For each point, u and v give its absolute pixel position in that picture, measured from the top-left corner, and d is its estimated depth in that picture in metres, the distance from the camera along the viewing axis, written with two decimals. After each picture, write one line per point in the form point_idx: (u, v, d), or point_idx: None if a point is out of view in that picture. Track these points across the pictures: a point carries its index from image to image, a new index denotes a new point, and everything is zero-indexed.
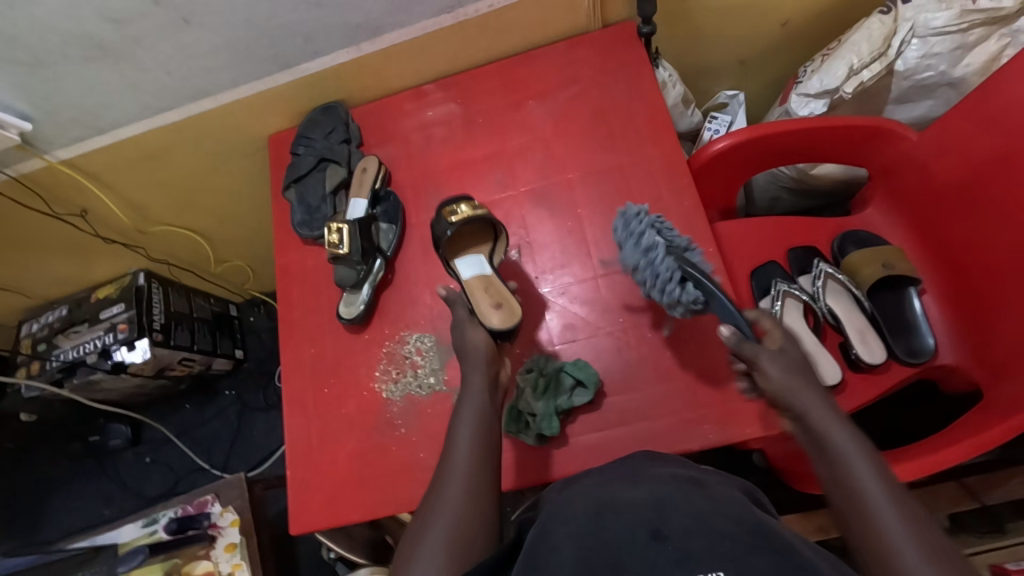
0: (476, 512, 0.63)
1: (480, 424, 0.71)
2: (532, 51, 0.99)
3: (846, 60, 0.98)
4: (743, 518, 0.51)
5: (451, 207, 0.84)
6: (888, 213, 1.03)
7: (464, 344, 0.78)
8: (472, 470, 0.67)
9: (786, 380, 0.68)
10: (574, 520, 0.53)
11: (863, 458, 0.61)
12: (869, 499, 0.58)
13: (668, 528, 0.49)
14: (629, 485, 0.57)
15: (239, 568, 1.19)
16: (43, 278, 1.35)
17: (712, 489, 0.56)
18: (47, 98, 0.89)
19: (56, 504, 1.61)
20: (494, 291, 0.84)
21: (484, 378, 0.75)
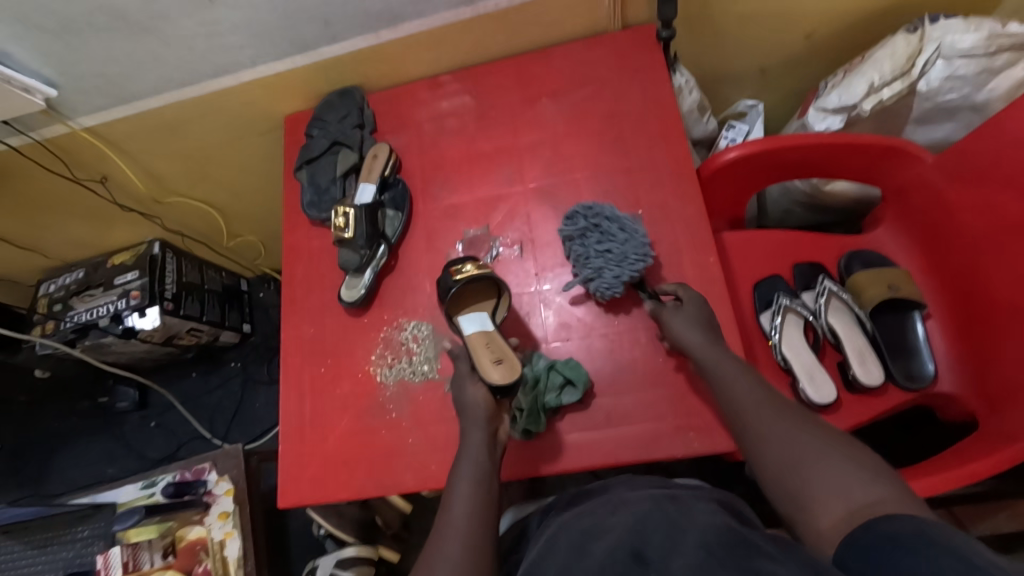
0: (472, 565, 0.61)
1: (478, 475, 0.70)
2: (550, 48, 0.99)
3: (867, 77, 0.97)
4: (717, 530, 0.54)
5: (457, 264, 0.85)
6: (898, 234, 1.02)
7: (466, 401, 0.76)
8: (471, 526, 0.65)
9: (691, 323, 0.76)
10: (562, 554, 0.59)
11: (741, 374, 0.71)
12: (776, 448, 0.63)
13: (649, 551, 0.54)
14: (610, 513, 0.63)
15: (231, 536, 1.23)
16: (62, 241, 1.39)
17: (692, 509, 0.60)
18: (72, 66, 0.91)
19: (62, 459, 1.66)
20: (496, 347, 0.80)
21: (482, 433, 0.73)
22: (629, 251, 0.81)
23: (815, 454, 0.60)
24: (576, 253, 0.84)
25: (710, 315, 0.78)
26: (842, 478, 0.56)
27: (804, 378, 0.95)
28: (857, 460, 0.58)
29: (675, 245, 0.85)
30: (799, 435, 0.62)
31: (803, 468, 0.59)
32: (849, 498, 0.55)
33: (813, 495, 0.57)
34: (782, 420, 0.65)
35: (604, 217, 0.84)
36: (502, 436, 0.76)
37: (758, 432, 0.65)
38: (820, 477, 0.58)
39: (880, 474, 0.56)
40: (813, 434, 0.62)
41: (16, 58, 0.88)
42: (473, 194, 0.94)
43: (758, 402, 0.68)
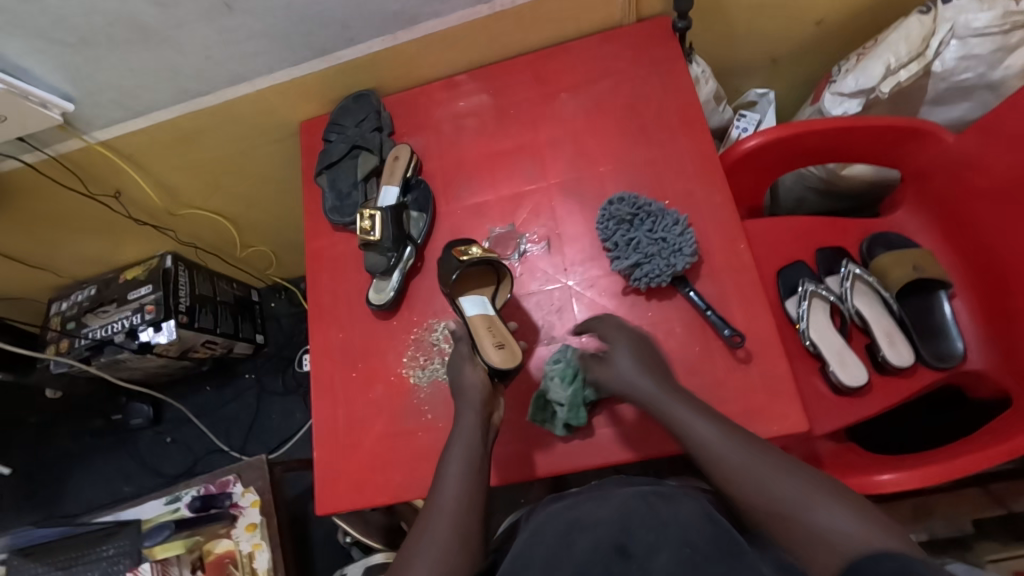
0: (461, 548, 0.66)
1: (470, 458, 0.73)
2: (565, 44, 0.99)
3: (884, 59, 0.96)
4: (703, 524, 0.58)
5: (462, 247, 0.85)
6: (919, 214, 1.02)
7: (461, 381, 0.78)
8: (460, 506, 0.70)
9: (636, 377, 0.75)
10: (547, 542, 0.61)
11: (701, 417, 0.71)
12: (747, 464, 0.65)
13: (633, 546, 0.56)
14: (597, 504, 0.64)
15: (259, 548, 1.21)
16: (73, 257, 1.37)
17: (677, 500, 0.62)
18: (88, 79, 0.90)
19: (77, 479, 1.65)
20: (497, 331, 0.82)
21: (476, 417, 0.75)
22: (683, 245, 0.81)
23: (797, 496, 0.61)
24: (618, 239, 0.84)
25: (637, 350, 0.78)
26: (823, 523, 0.58)
27: (835, 363, 0.94)
28: (841, 502, 0.59)
29: (704, 235, 0.85)
30: (780, 469, 0.64)
31: (779, 503, 0.61)
32: (826, 541, 0.57)
33: (790, 515, 0.60)
34: (763, 456, 0.66)
35: (646, 209, 0.84)
36: (497, 418, 0.79)
37: (735, 465, 0.66)
38: (803, 520, 0.59)
39: (862, 516, 0.58)
40: (794, 470, 0.64)
41: (32, 72, 0.88)
42: (497, 193, 0.94)
43: (724, 435, 0.68)
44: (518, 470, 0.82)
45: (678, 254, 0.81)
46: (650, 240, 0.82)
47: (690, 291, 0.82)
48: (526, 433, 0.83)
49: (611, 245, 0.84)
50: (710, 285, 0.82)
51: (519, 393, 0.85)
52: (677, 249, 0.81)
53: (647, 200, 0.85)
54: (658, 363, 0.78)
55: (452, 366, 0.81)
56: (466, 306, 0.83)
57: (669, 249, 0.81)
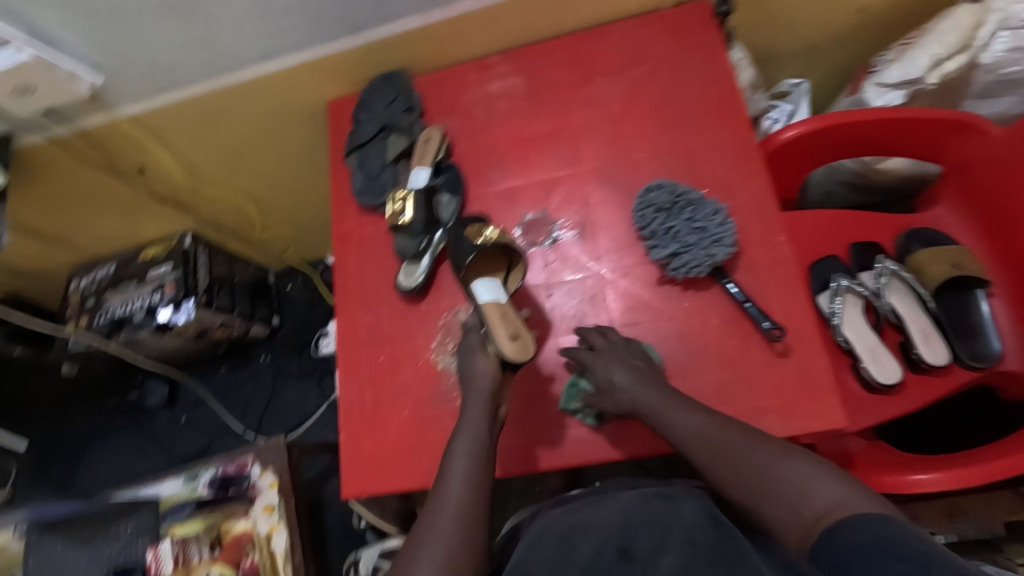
0: (465, 543, 0.67)
1: (476, 453, 0.72)
2: (601, 27, 0.96)
3: (929, 49, 0.93)
4: (705, 532, 0.59)
5: (476, 227, 0.84)
6: (958, 211, 1.00)
7: (467, 372, 0.78)
8: (466, 499, 0.70)
9: (632, 388, 0.74)
10: (550, 547, 0.63)
11: (692, 411, 0.71)
12: (731, 446, 0.67)
13: (635, 549, 0.58)
14: (598, 508, 0.67)
15: (277, 529, 1.20)
16: (93, 236, 1.36)
17: (680, 504, 0.64)
18: (118, 52, 0.89)
19: (92, 456, 1.65)
20: (511, 321, 0.78)
21: (484, 409, 0.74)
22: (723, 235, 0.79)
23: (777, 474, 0.63)
24: (655, 228, 0.82)
25: (629, 354, 0.77)
26: (802, 498, 0.60)
27: (868, 360, 0.93)
28: (818, 475, 0.61)
29: (743, 225, 0.83)
30: (761, 447, 0.66)
31: (761, 486, 0.63)
32: (807, 517, 0.59)
33: (774, 489, 0.62)
34: (747, 441, 0.67)
35: (685, 196, 0.82)
36: (503, 412, 0.78)
37: (721, 456, 0.67)
38: (786, 500, 0.61)
39: (837, 485, 0.60)
40: (773, 450, 0.65)
41: (62, 43, 0.86)
42: (529, 178, 0.92)
43: (707, 422, 0.69)
44: (547, 459, 0.81)
45: (717, 245, 0.79)
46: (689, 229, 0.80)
47: (729, 283, 0.80)
48: (556, 421, 0.82)
49: (648, 233, 0.83)
50: (749, 277, 0.81)
51: (523, 389, 0.84)
52: (718, 240, 0.79)
53: (685, 187, 0.84)
54: (650, 363, 0.77)
55: (462, 355, 0.80)
56: (479, 292, 0.79)
57: (709, 239, 0.79)
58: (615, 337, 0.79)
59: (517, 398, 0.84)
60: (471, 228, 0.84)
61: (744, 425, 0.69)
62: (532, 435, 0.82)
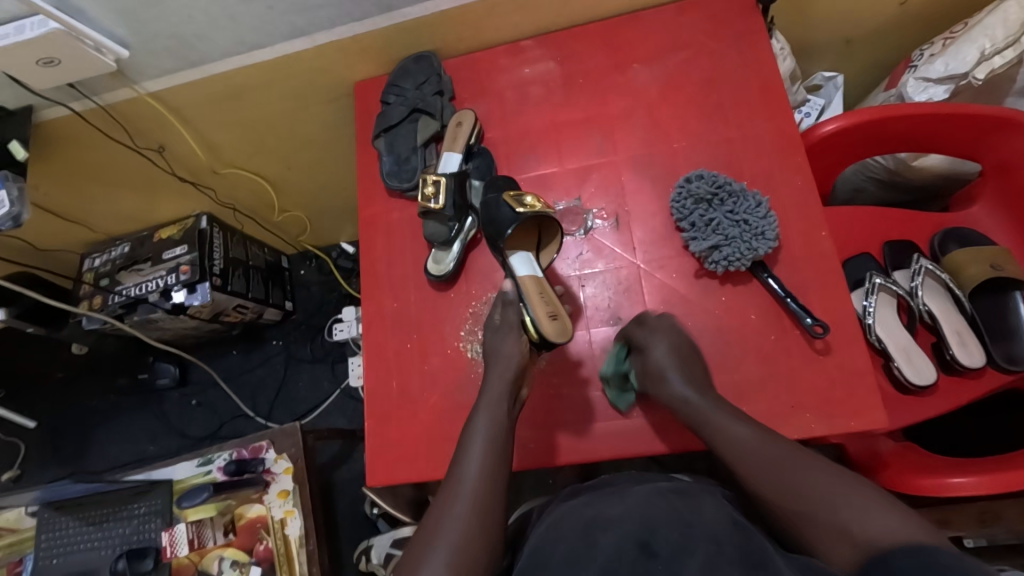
0: (480, 529, 0.62)
1: (493, 435, 0.70)
2: (639, 12, 0.94)
3: (978, 44, 0.91)
4: (729, 532, 0.55)
5: (517, 195, 0.79)
6: (997, 211, 0.99)
7: (491, 349, 0.77)
8: (482, 484, 0.66)
9: (680, 386, 0.72)
10: (567, 543, 0.57)
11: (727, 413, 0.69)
12: (776, 461, 0.63)
13: (658, 544, 0.53)
14: (616, 502, 0.62)
15: (291, 515, 1.18)
16: (109, 214, 1.34)
17: (698, 503, 0.60)
18: (145, 25, 0.87)
19: (102, 436, 1.64)
20: (549, 300, 0.77)
21: (503, 387, 0.73)
22: (766, 228, 0.77)
23: (801, 481, 0.60)
24: (693, 219, 0.81)
25: (684, 348, 0.76)
26: (825, 504, 0.57)
27: (902, 359, 0.91)
28: (845, 485, 0.59)
29: (783, 220, 0.81)
30: (809, 467, 0.61)
31: (786, 492, 0.61)
32: (834, 525, 0.56)
33: (821, 510, 0.57)
34: (773, 448, 0.64)
35: (723, 187, 0.81)
36: (523, 395, 0.76)
37: (747, 460, 0.65)
38: (811, 506, 0.58)
39: (867, 496, 0.57)
40: (799, 456, 0.63)
41: (88, 14, 0.84)
42: (562, 165, 0.90)
43: (753, 436, 0.66)
44: (577, 451, 0.80)
45: (759, 238, 0.77)
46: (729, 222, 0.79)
47: (768, 277, 0.78)
48: (587, 414, 0.81)
49: (687, 224, 0.81)
50: (788, 272, 0.79)
51: (550, 379, 0.83)
52: (760, 233, 0.77)
53: (723, 177, 0.82)
54: (697, 359, 0.76)
55: (492, 331, 0.78)
56: (519, 269, 0.79)
57: (751, 233, 0.77)
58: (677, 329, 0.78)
59: (540, 388, 0.82)
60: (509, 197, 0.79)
61: (772, 432, 0.67)
62: (562, 428, 0.81)
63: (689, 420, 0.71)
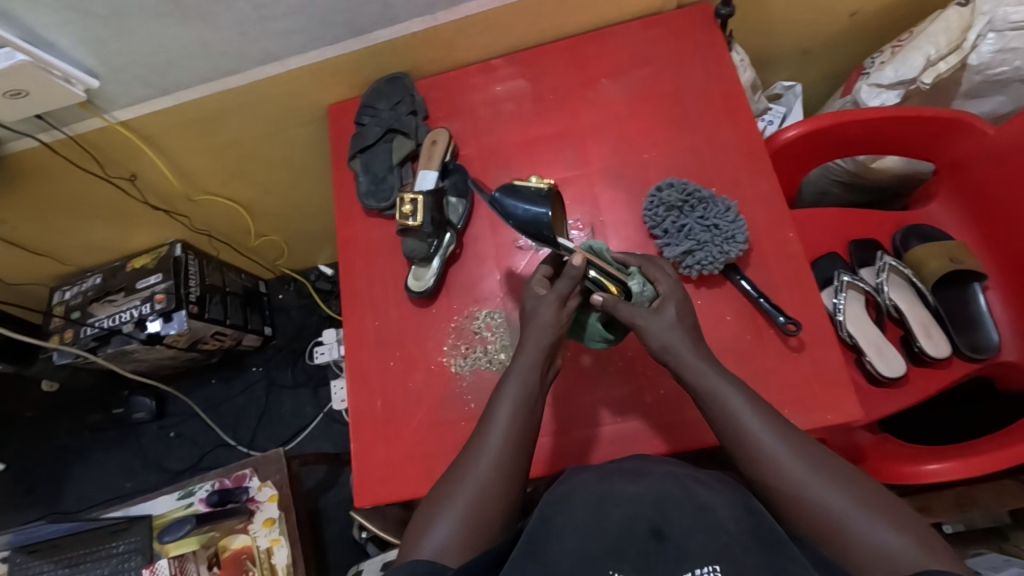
0: (500, 496, 0.60)
1: (524, 398, 0.66)
2: (604, 30, 0.97)
3: (924, 50, 0.96)
4: (742, 518, 0.54)
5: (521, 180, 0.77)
6: (952, 208, 1.03)
7: (529, 310, 0.72)
8: (508, 451, 0.63)
9: (690, 358, 0.66)
10: (576, 513, 0.55)
11: (738, 388, 0.64)
12: (796, 462, 0.57)
13: (669, 529, 0.52)
14: (629, 481, 0.59)
15: (278, 543, 1.16)
16: (79, 245, 1.32)
17: (710, 487, 0.59)
18: (116, 54, 0.87)
19: (76, 474, 1.59)
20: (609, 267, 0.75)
21: (538, 355, 0.68)
22: (736, 232, 0.80)
23: (809, 475, 0.56)
24: (667, 226, 0.83)
25: (688, 314, 0.71)
26: (830, 506, 0.55)
27: (872, 353, 0.94)
28: (851, 488, 0.56)
29: (753, 224, 0.84)
30: (833, 474, 0.56)
31: (796, 490, 0.56)
32: (833, 529, 0.54)
33: (834, 523, 0.54)
34: (796, 443, 0.59)
35: (693, 195, 0.83)
36: (558, 363, 0.72)
37: (754, 440, 0.60)
38: (812, 503, 0.55)
39: (875, 507, 0.54)
40: (810, 447, 0.59)
41: (57, 45, 0.84)
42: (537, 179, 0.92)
43: (778, 428, 0.60)
44: (565, 459, 0.80)
45: (730, 242, 0.80)
46: (702, 228, 0.81)
47: (741, 279, 0.81)
48: (572, 422, 0.82)
49: (660, 231, 0.84)
50: (760, 274, 0.82)
51: None
52: (731, 237, 0.80)
53: (693, 185, 0.84)
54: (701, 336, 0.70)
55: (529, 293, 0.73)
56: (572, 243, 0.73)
57: (723, 236, 0.80)
58: (683, 302, 0.71)
59: None
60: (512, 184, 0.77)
61: (783, 418, 0.62)
62: (550, 437, 0.81)
63: (701, 397, 0.65)
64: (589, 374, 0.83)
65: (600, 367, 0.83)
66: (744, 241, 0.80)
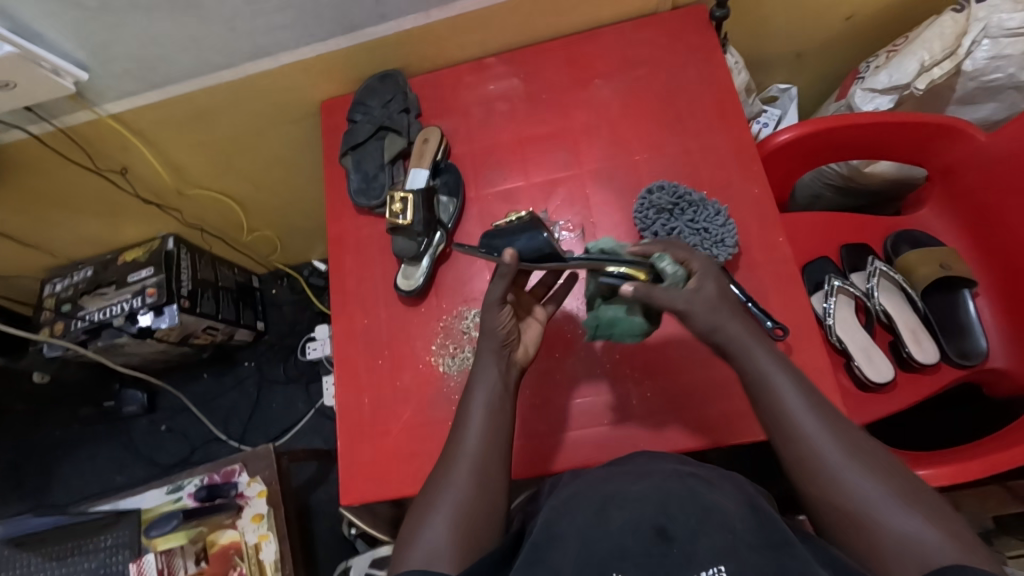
0: (482, 500, 0.60)
1: (491, 400, 0.66)
2: (599, 30, 0.96)
3: (918, 56, 0.96)
4: (749, 518, 0.52)
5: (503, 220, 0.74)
6: (943, 214, 1.02)
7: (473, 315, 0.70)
8: (482, 456, 0.63)
9: (737, 334, 0.62)
10: (580, 515, 0.54)
11: (782, 368, 0.61)
12: (833, 447, 0.56)
13: (674, 528, 0.50)
14: (631, 482, 0.57)
15: (266, 539, 1.15)
16: (70, 238, 1.31)
17: (716, 486, 0.56)
18: (106, 46, 0.86)
19: (66, 467, 1.59)
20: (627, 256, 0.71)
21: (496, 357, 0.69)
22: (725, 236, 0.80)
23: (842, 461, 0.56)
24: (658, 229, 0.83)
25: (727, 290, 0.65)
26: (861, 491, 0.54)
27: (861, 358, 0.95)
28: (886, 476, 0.55)
29: (742, 227, 0.84)
30: (870, 463, 0.55)
31: (831, 473, 0.55)
32: (860, 514, 0.53)
33: (865, 509, 0.53)
34: (835, 428, 0.58)
35: (684, 198, 0.83)
36: (519, 357, 0.72)
37: (789, 422, 0.59)
38: (840, 488, 0.55)
39: (909, 500, 0.53)
40: (846, 431, 0.58)
41: (45, 37, 0.83)
42: (529, 179, 0.92)
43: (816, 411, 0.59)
44: (552, 460, 0.80)
45: (721, 246, 0.80)
46: (694, 232, 0.81)
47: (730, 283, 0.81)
48: (560, 423, 0.82)
49: (650, 234, 0.84)
50: (749, 277, 0.82)
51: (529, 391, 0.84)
52: (721, 241, 0.80)
53: (684, 188, 0.84)
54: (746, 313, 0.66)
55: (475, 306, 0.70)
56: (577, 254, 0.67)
57: (714, 240, 0.80)
58: (720, 275, 0.67)
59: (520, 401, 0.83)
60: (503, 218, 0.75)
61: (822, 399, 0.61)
62: (538, 438, 0.81)
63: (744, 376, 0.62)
64: (577, 377, 0.83)
65: (587, 370, 0.83)
66: (734, 245, 0.80)
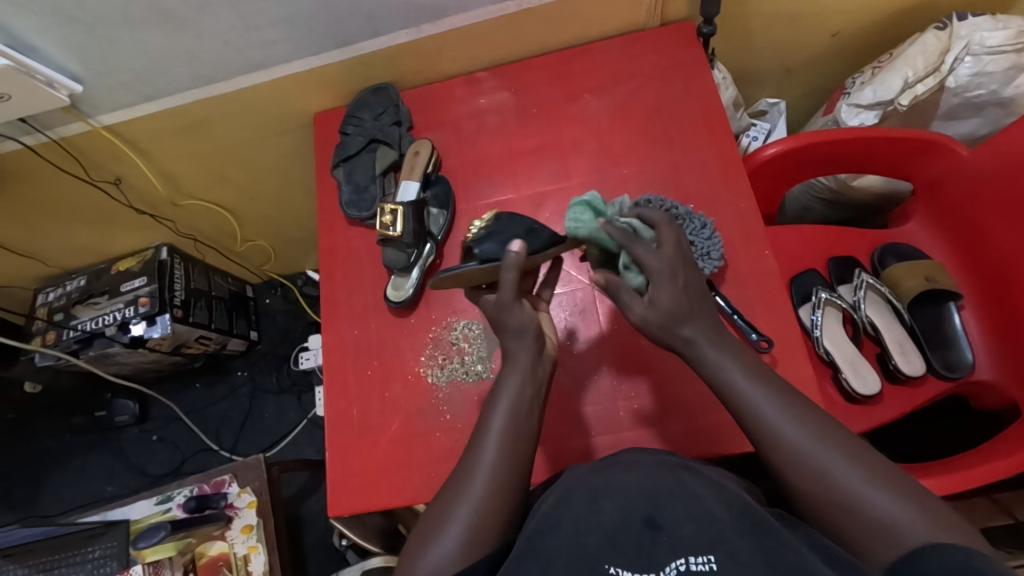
0: (500, 508, 0.59)
1: (518, 405, 0.65)
2: (588, 45, 0.98)
3: (901, 72, 0.98)
4: (737, 506, 0.52)
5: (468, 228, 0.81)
6: (926, 225, 1.04)
7: (491, 315, 0.70)
8: (505, 462, 0.62)
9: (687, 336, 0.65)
10: (575, 505, 0.53)
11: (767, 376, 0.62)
12: (797, 435, 0.56)
13: (663, 517, 0.50)
14: (620, 472, 0.58)
15: (255, 550, 1.15)
16: (63, 247, 1.31)
17: (706, 477, 0.57)
18: (100, 59, 0.87)
19: (56, 477, 1.58)
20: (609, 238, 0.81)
21: (529, 352, 0.68)
22: (711, 249, 0.81)
23: (812, 444, 0.55)
24: None
25: (684, 293, 0.65)
26: (834, 477, 0.53)
27: (848, 370, 0.95)
28: (858, 458, 0.54)
29: (729, 240, 0.85)
30: (838, 449, 0.55)
31: (800, 462, 0.55)
32: (837, 502, 0.53)
33: (840, 495, 0.53)
34: (800, 417, 0.58)
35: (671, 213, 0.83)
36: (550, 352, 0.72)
37: (754, 413, 0.59)
38: (815, 475, 0.54)
39: (883, 481, 0.52)
40: (816, 420, 0.57)
41: (40, 50, 0.84)
42: (518, 192, 0.93)
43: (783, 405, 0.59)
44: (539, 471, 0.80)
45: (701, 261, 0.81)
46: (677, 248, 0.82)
47: (718, 296, 0.81)
48: (548, 434, 0.82)
49: None
50: (736, 290, 0.83)
51: None
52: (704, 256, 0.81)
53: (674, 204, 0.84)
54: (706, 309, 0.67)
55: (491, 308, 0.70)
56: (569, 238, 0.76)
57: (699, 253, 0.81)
58: (672, 283, 0.65)
59: None
60: (469, 239, 0.77)
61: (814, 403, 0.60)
62: None
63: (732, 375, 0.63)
64: (565, 388, 0.84)
65: (575, 381, 0.84)
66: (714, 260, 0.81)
